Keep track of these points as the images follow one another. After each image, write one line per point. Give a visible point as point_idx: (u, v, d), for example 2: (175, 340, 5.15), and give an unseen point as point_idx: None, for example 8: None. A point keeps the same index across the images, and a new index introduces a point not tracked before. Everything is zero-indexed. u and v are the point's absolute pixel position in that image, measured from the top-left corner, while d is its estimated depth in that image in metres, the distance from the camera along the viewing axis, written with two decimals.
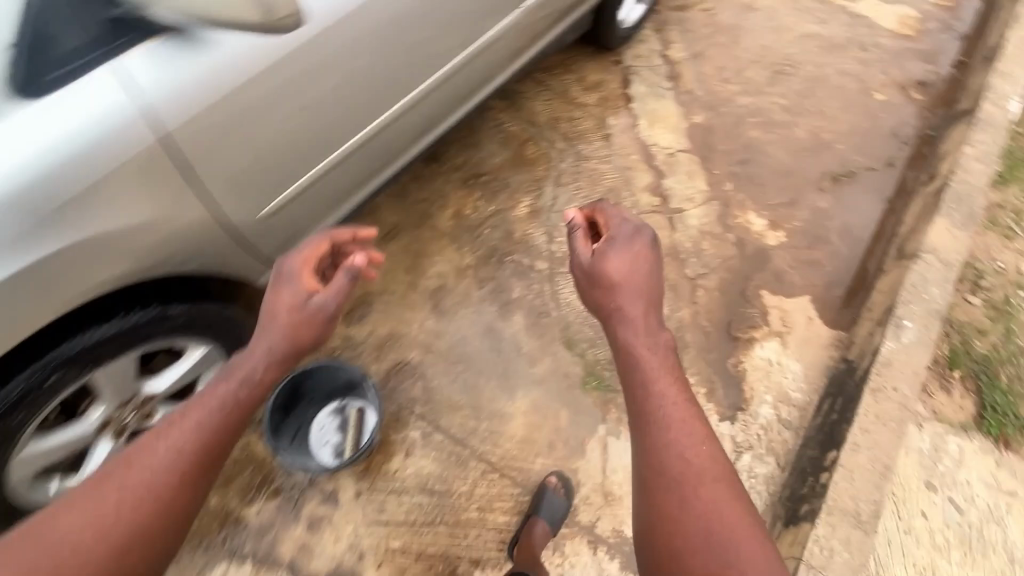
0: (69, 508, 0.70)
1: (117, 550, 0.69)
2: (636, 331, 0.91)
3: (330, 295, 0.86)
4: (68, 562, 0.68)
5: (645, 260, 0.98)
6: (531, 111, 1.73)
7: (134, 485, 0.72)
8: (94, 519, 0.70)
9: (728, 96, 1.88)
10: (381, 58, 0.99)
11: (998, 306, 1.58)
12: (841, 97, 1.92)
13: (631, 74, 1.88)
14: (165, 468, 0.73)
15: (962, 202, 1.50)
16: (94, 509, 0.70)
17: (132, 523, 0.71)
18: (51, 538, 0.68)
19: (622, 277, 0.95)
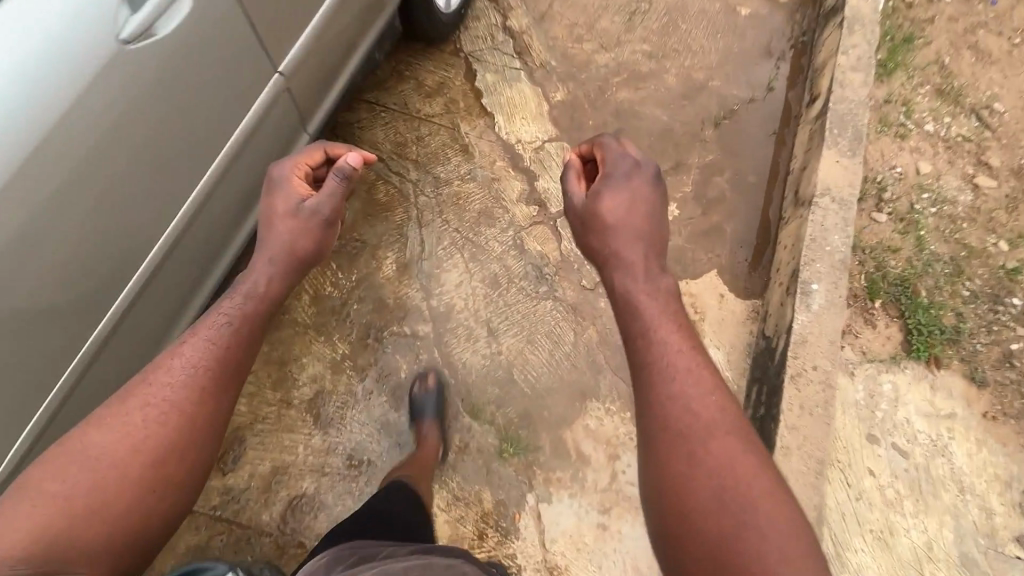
0: (100, 424, 0.79)
1: (156, 461, 0.79)
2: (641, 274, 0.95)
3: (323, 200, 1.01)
4: (106, 472, 0.75)
5: (642, 196, 1.01)
6: (372, 143, 1.51)
7: (158, 400, 0.82)
8: (126, 433, 0.79)
9: (585, 58, 1.68)
10: (96, 213, 0.90)
11: (905, 217, 1.51)
12: (705, 24, 1.74)
13: (474, 62, 1.64)
14: (188, 383, 0.84)
15: (848, 122, 1.38)
16: (123, 427, 0.79)
17: (164, 434, 0.80)
18: (87, 452, 0.77)
19: (620, 219, 0.99)
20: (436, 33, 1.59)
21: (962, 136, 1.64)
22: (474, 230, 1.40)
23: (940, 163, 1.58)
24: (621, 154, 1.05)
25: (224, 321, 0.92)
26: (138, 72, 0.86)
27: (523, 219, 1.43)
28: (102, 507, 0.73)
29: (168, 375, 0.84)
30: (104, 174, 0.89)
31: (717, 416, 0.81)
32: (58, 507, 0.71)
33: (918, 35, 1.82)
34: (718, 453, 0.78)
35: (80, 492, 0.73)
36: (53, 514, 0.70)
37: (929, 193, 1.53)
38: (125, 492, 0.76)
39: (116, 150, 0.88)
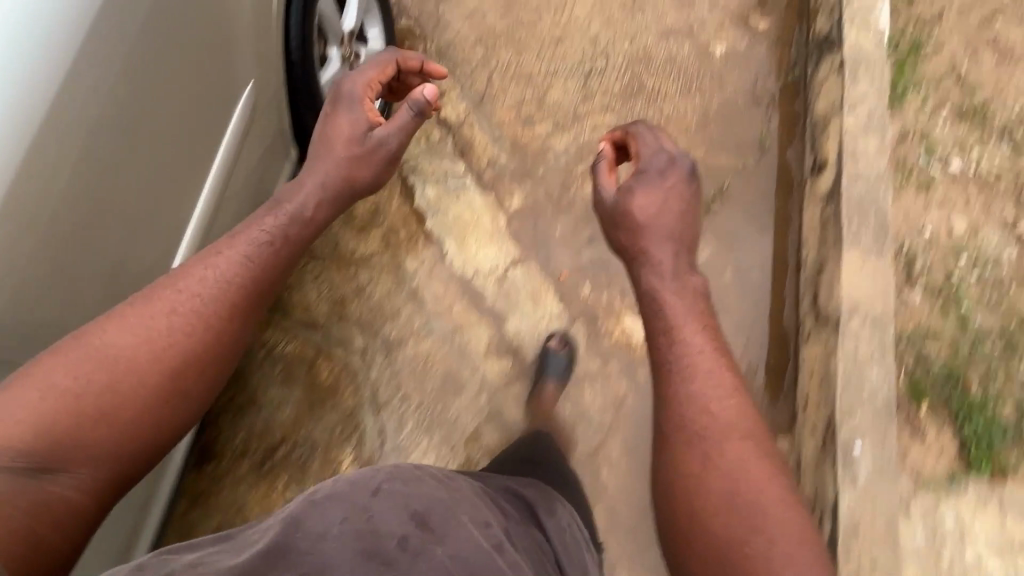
0: (123, 322, 0.76)
1: (178, 372, 0.77)
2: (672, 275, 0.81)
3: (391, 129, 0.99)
4: (123, 372, 0.74)
5: (678, 196, 0.86)
6: (304, 305, 1.25)
7: (184, 309, 0.79)
8: (148, 337, 0.77)
9: (540, 145, 1.40)
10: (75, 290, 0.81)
11: (942, 290, 1.28)
12: (675, 74, 1.46)
13: (410, 174, 1.37)
14: (215, 297, 0.82)
15: (868, 207, 1.13)
16: (149, 326, 0.78)
17: (186, 346, 0.78)
18: (110, 348, 0.75)
19: (654, 221, 0.83)
20: None
21: (995, 170, 1.38)
22: (441, 404, 1.19)
23: (975, 213, 1.33)
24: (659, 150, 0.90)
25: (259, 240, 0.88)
26: (87, 127, 0.74)
27: (497, 379, 1.20)
28: (114, 403, 0.73)
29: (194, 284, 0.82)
30: (71, 269, 0.80)
31: (736, 419, 0.73)
32: (67, 402, 0.70)
33: (925, 41, 1.55)
34: (732, 453, 0.71)
35: (93, 389, 0.72)
36: (65, 410, 0.69)
37: (967, 256, 1.30)
38: (141, 394, 0.74)
39: (80, 236, 0.79)
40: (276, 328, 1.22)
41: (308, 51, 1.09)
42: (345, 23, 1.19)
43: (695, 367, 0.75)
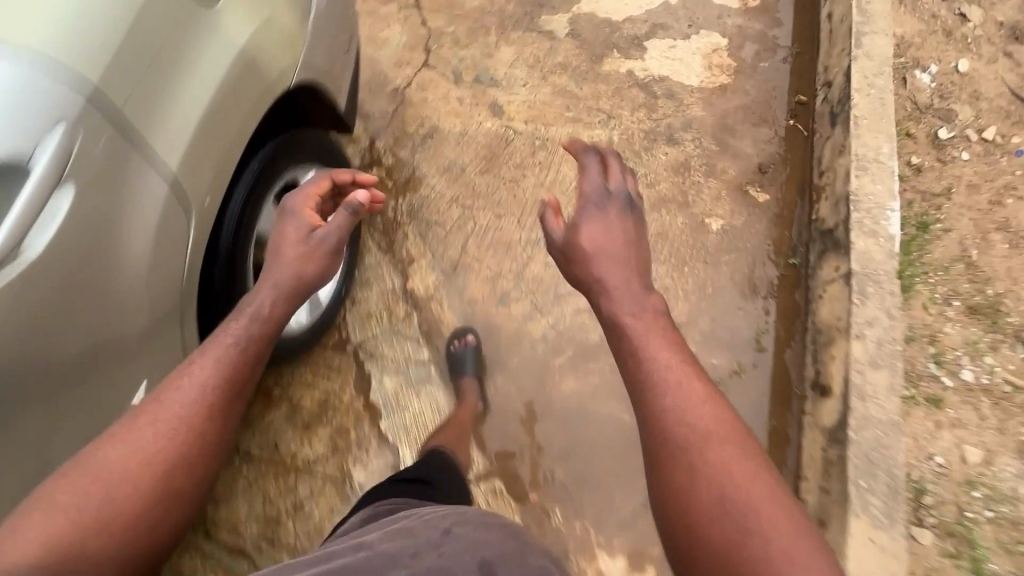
0: (115, 439, 0.70)
1: (174, 476, 0.72)
2: (627, 292, 0.82)
3: (331, 228, 0.91)
4: (121, 488, 0.69)
5: (621, 225, 0.88)
6: (231, 525, 1.10)
7: (174, 417, 0.73)
8: (140, 449, 0.70)
9: (516, 330, 1.27)
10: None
11: (954, 531, 1.14)
12: (668, 251, 1.35)
13: (368, 361, 1.22)
14: (201, 404, 0.75)
15: (877, 463, 0.99)
16: (137, 441, 0.71)
17: (183, 450, 0.73)
18: (102, 473, 0.68)
19: (599, 251, 0.85)
20: (299, 350, 1.15)
21: (1011, 381, 1.26)
22: None
23: (989, 437, 1.21)
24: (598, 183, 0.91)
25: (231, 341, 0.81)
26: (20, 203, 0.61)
27: None
28: (120, 509, 0.68)
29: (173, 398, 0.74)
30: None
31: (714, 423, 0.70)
32: (70, 517, 0.65)
33: (934, 219, 1.45)
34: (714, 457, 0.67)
35: (95, 502, 0.66)
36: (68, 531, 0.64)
37: (980, 491, 1.17)
38: (139, 504, 0.69)
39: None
40: (193, 550, 1.06)
41: (241, 237, 0.93)
42: None
43: (661, 377, 0.74)
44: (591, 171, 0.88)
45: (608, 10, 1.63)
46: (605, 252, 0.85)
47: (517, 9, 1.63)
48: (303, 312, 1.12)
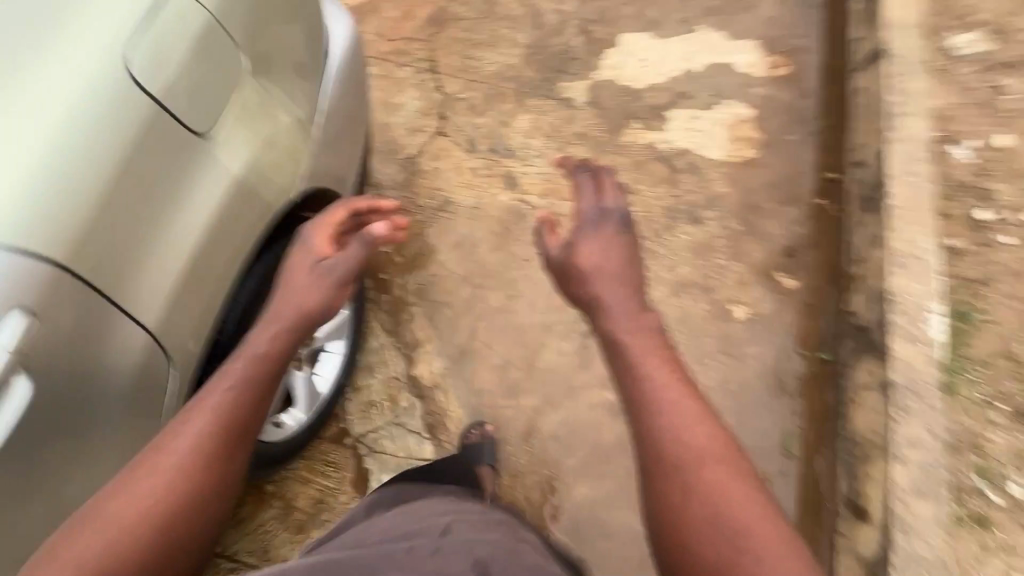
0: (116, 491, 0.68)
1: (174, 522, 0.68)
2: (622, 312, 0.82)
3: (343, 262, 0.88)
4: (118, 540, 0.66)
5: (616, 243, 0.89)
6: None
7: (173, 464, 0.70)
8: (139, 499, 0.68)
9: (526, 426, 1.20)
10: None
11: None
12: (689, 342, 1.28)
13: (369, 457, 1.16)
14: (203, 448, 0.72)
15: None
16: (135, 492, 0.68)
17: (183, 496, 0.69)
18: (105, 521, 0.66)
19: (599, 269, 0.85)
20: (294, 451, 1.08)
21: None
22: None
23: None
24: (592, 200, 0.93)
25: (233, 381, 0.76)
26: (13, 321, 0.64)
27: None
28: (121, 561, 0.65)
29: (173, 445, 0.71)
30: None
31: (711, 444, 0.70)
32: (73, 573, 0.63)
33: None
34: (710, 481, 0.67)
35: (96, 554, 0.64)
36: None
37: None
38: (141, 554, 0.66)
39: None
40: None
41: (244, 331, 0.93)
42: None
43: (660, 398, 0.73)
44: (585, 185, 0.90)
45: (629, 78, 1.59)
46: (605, 269, 0.85)
47: (535, 75, 1.59)
48: (299, 413, 1.06)
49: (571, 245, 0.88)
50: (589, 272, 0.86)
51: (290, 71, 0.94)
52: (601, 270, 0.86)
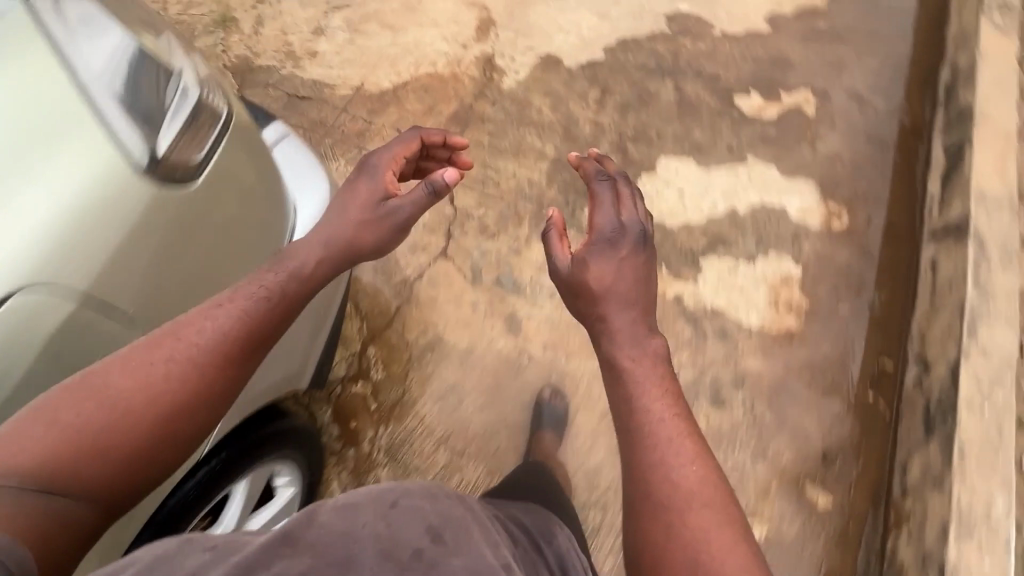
0: (120, 366, 0.63)
1: (173, 421, 0.65)
2: (628, 334, 0.78)
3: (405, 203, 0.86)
4: (120, 422, 0.62)
5: (630, 264, 0.84)
6: None
7: (185, 358, 0.66)
8: (144, 386, 0.63)
9: None
10: None
11: None
12: None
13: None
14: (220, 348, 0.68)
15: None
16: (141, 373, 0.63)
17: (187, 396, 0.66)
18: (106, 392, 0.62)
19: (610, 290, 0.82)
20: None
21: None
22: None
23: None
24: (610, 216, 0.88)
25: (262, 293, 0.74)
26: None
27: None
28: (116, 450, 0.61)
29: (197, 330, 0.68)
30: None
31: (700, 483, 0.68)
32: (66, 440, 0.58)
33: None
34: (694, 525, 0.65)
35: (95, 428, 0.60)
36: (58, 452, 0.58)
37: None
38: (137, 443, 0.62)
39: None
40: None
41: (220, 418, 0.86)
42: (217, 526, 0.86)
43: (656, 429, 0.72)
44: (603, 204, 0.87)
45: (663, 212, 1.42)
46: (616, 292, 0.82)
47: (558, 197, 1.44)
48: None
49: (580, 260, 0.84)
50: (597, 292, 0.83)
51: (249, 246, 0.79)
52: (608, 291, 0.82)
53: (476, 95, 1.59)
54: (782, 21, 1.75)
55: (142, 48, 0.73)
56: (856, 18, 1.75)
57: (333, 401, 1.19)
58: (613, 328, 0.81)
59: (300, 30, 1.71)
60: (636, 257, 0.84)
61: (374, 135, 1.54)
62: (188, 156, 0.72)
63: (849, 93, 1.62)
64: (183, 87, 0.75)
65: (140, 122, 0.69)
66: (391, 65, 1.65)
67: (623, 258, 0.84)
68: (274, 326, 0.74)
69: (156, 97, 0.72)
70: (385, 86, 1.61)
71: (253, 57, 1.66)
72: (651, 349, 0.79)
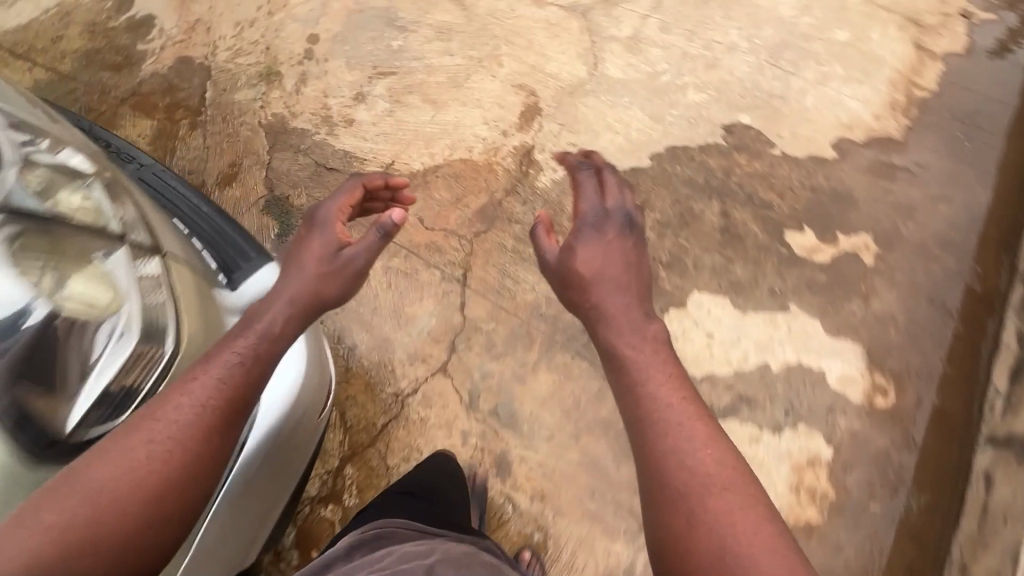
0: (110, 457, 0.81)
1: (157, 492, 0.81)
2: (625, 320, 1.00)
3: (360, 249, 1.04)
4: (108, 505, 0.78)
5: (616, 243, 1.10)
6: None
7: (165, 436, 0.83)
8: (132, 468, 0.80)
9: None
10: None
11: None
12: None
13: None
14: (195, 420, 0.85)
15: None
16: (129, 458, 0.81)
17: (166, 469, 0.82)
18: (97, 484, 0.79)
19: (595, 268, 1.07)
20: None
21: None
22: None
23: None
24: (595, 203, 1.15)
25: (234, 361, 0.91)
26: None
27: None
28: (109, 524, 0.78)
29: (174, 410, 0.85)
30: None
31: (718, 469, 0.82)
32: (59, 532, 0.74)
33: None
34: (716, 509, 0.78)
35: (87, 516, 0.77)
36: (56, 538, 0.74)
37: None
38: (124, 516, 0.79)
39: None
40: None
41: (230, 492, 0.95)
42: None
43: (669, 420, 0.88)
44: (589, 191, 1.13)
45: (686, 357, 1.30)
46: (602, 272, 1.06)
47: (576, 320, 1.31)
48: None
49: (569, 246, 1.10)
50: (587, 273, 1.06)
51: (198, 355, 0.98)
52: (599, 270, 1.07)
53: (508, 190, 1.51)
54: (850, 147, 1.60)
55: (59, 315, 0.84)
56: (933, 155, 1.60)
57: (299, 522, 1.16)
58: (605, 307, 1.03)
59: (341, 93, 1.66)
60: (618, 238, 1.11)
61: None
62: (96, 427, 0.87)
63: (914, 243, 1.46)
64: (114, 342, 0.88)
65: (32, 409, 0.80)
66: (426, 144, 1.59)
67: (608, 240, 1.10)
68: (244, 389, 0.91)
69: (78, 363, 0.85)
70: (416, 168, 1.55)
71: (290, 117, 1.62)
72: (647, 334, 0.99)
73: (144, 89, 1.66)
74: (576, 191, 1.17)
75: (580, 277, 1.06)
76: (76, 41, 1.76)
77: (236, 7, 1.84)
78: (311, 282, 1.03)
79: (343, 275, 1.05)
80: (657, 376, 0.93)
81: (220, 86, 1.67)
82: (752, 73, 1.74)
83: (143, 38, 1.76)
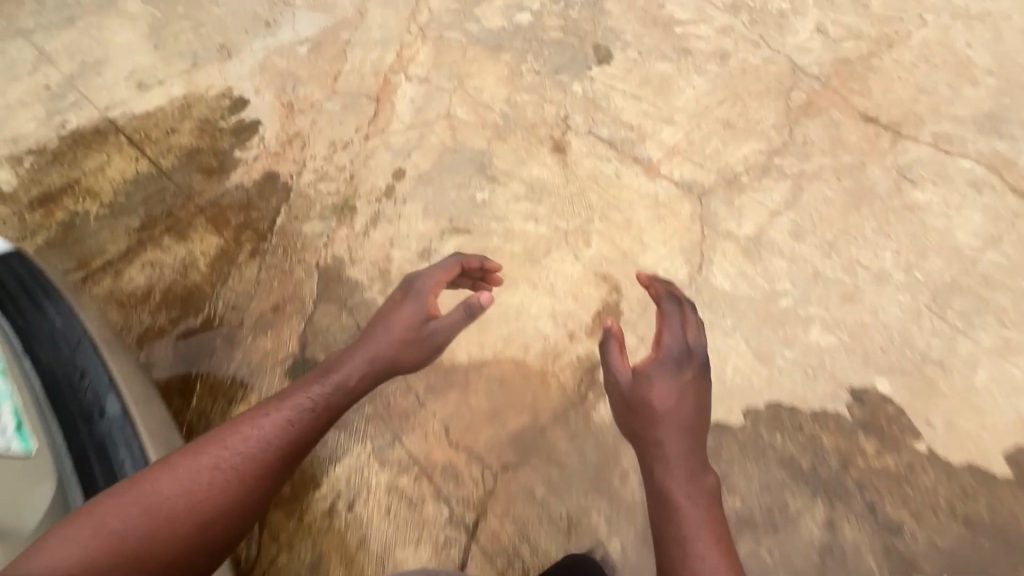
0: (171, 474, 0.92)
1: (202, 510, 0.91)
2: (684, 471, 0.96)
3: (447, 322, 1.19)
4: (163, 515, 0.88)
5: (690, 388, 1.04)
6: None
7: (227, 463, 0.96)
8: (189, 487, 0.92)
9: None
10: None
11: None
12: None
13: None
14: (255, 453, 0.98)
15: None
16: (189, 477, 0.93)
17: (219, 494, 0.93)
18: (157, 497, 0.89)
19: (670, 411, 1.01)
20: None
21: None
22: None
23: None
24: (678, 337, 1.09)
25: (308, 405, 1.07)
26: None
27: None
28: (156, 534, 0.87)
29: (242, 441, 0.98)
30: None
31: None
32: (112, 538, 0.83)
33: None
34: None
35: (137, 526, 0.86)
36: (108, 538, 0.83)
37: None
38: (176, 528, 0.88)
39: None
40: None
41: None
42: None
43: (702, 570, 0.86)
44: (675, 328, 1.08)
45: None
46: (677, 412, 1.01)
47: None
48: None
49: (646, 378, 1.04)
50: (657, 410, 1.01)
51: None
52: (670, 410, 1.02)
53: (557, 415, 1.25)
54: None
55: None
56: None
57: None
58: (668, 457, 0.97)
59: (408, 246, 1.54)
60: (694, 379, 1.05)
61: (418, 425, 1.27)
62: None
63: None
64: None
65: None
66: (479, 329, 1.37)
67: (686, 384, 1.03)
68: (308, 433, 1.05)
69: None
70: (460, 358, 1.33)
71: (348, 263, 1.51)
72: (704, 486, 0.96)
73: (224, 201, 1.64)
74: (662, 323, 1.10)
75: (654, 414, 1.00)
76: (185, 137, 1.80)
77: (337, 125, 1.81)
78: (391, 348, 1.16)
79: (419, 344, 1.19)
80: (702, 529, 0.90)
81: (293, 212, 1.61)
82: (904, 318, 1.35)
83: (243, 145, 1.77)
